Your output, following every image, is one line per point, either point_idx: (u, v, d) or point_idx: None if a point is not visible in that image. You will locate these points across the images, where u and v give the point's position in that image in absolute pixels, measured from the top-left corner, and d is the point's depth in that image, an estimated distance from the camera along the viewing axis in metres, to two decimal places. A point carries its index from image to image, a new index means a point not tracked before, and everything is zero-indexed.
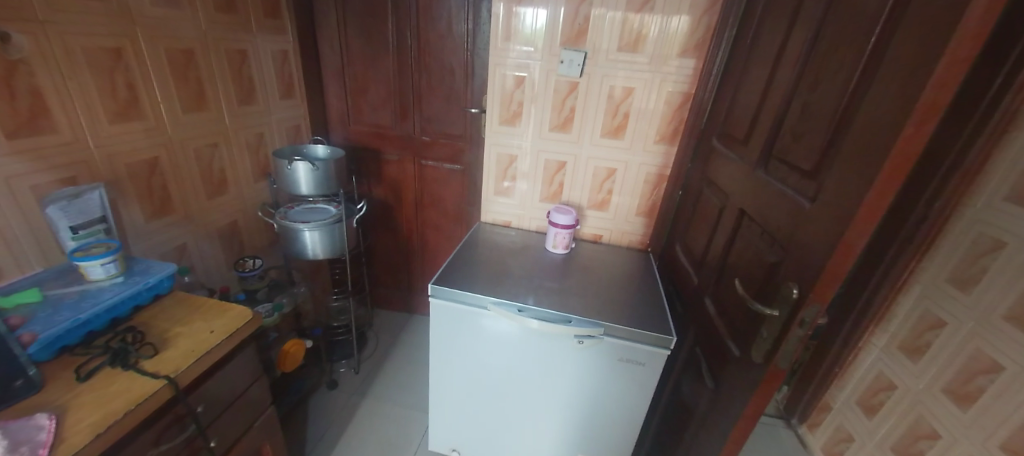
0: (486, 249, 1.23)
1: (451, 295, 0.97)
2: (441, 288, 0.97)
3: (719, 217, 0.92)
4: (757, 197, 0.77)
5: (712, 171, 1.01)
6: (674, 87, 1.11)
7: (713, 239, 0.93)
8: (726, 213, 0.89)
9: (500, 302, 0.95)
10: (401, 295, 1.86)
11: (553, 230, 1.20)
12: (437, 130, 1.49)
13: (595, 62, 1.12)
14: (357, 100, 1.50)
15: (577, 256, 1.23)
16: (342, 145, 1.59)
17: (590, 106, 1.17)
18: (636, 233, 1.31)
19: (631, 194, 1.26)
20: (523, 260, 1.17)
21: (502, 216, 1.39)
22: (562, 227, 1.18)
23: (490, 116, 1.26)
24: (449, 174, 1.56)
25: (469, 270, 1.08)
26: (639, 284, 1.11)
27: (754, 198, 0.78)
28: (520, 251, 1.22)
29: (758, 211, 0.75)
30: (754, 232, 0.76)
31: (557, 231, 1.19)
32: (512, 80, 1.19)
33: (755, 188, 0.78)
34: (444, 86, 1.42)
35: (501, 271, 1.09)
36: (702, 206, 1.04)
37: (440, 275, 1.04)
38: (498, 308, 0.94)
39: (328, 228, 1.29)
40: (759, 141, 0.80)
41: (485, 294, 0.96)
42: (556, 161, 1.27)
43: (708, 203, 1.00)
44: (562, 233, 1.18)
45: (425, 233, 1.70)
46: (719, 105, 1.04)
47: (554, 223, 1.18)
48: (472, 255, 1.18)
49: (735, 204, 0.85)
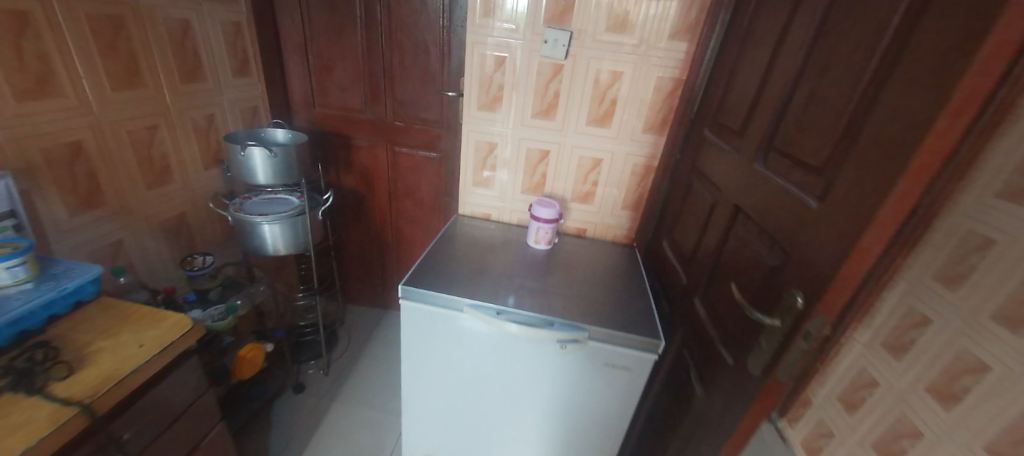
0: (464, 244, 1.15)
1: (424, 297, 0.89)
2: (413, 290, 0.89)
3: (711, 213, 0.87)
4: (754, 193, 0.71)
5: (703, 163, 0.95)
6: (665, 73, 1.04)
7: (704, 237, 0.88)
8: (719, 209, 0.83)
9: (477, 304, 0.87)
10: (375, 290, 1.76)
11: (535, 224, 1.12)
12: (410, 115, 1.38)
13: (581, 43, 1.04)
14: (323, 80, 1.37)
15: (560, 252, 1.16)
16: (306, 129, 1.46)
17: (575, 91, 1.09)
18: (621, 227, 1.25)
19: (617, 186, 1.19)
20: (503, 257, 1.09)
21: (481, 209, 1.31)
22: (545, 222, 1.10)
23: (468, 100, 1.16)
24: (425, 163, 1.46)
25: (445, 269, 1.00)
26: (624, 281, 1.06)
27: (751, 196, 0.72)
28: (500, 246, 1.15)
29: (756, 209, 0.69)
30: (751, 232, 0.71)
31: (540, 226, 1.11)
32: (492, 62, 1.10)
33: (753, 183, 0.72)
34: (419, 67, 1.30)
35: (479, 269, 1.01)
36: (692, 200, 0.98)
37: (412, 274, 0.96)
38: (475, 311, 0.86)
39: (290, 222, 1.18)
40: (756, 132, 0.74)
41: (462, 296, 0.89)
42: (539, 151, 1.18)
43: (699, 197, 0.95)
44: (545, 228, 1.11)
45: (399, 225, 1.60)
46: (712, 92, 0.98)
47: (537, 217, 1.10)
48: (449, 251, 1.09)
49: (729, 199, 0.80)
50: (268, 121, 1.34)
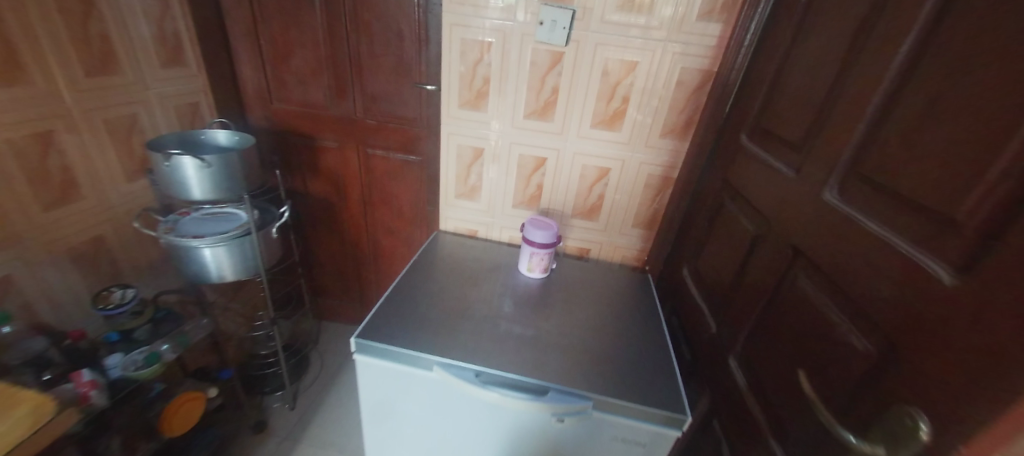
0: (443, 271, 0.95)
1: (384, 353, 0.70)
2: (370, 344, 0.70)
3: (754, 247, 0.67)
4: (828, 237, 0.51)
5: (740, 179, 0.75)
6: (692, 63, 0.83)
7: (743, 277, 0.69)
8: (767, 246, 0.64)
9: (450, 364, 0.69)
10: (353, 307, 1.58)
11: (527, 249, 0.92)
12: (383, 112, 1.18)
13: (585, 25, 0.82)
14: (279, 70, 1.16)
15: (558, 281, 0.97)
16: (263, 128, 1.25)
17: (578, 86, 0.88)
18: (631, 247, 1.06)
19: (627, 200, 0.99)
20: (489, 289, 0.90)
21: (467, 225, 1.12)
22: (540, 247, 0.90)
23: (447, 97, 0.96)
24: (403, 167, 1.25)
25: (417, 310, 0.81)
26: (636, 321, 0.87)
27: (820, 238, 0.52)
28: (487, 274, 0.96)
29: (830, 259, 0.50)
30: (820, 289, 0.52)
31: (534, 251, 0.91)
32: (475, 49, 0.89)
33: (825, 219, 0.52)
34: (390, 55, 1.09)
35: (459, 309, 0.82)
36: (723, 225, 0.79)
37: (373, 319, 0.77)
38: (447, 373, 0.68)
39: (235, 243, 0.99)
40: (828, 149, 0.54)
41: (434, 352, 0.70)
42: (534, 158, 0.98)
43: (732, 224, 0.76)
44: (540, 254, 0.92)
45: (377, 237, 1.41)
46: (751, 89, 0.77)
47: (531, 242, 0.91)
48: (424, 282, 0.90)
49: (782, 236, 0.60)
50: (213, 120, 1.14)
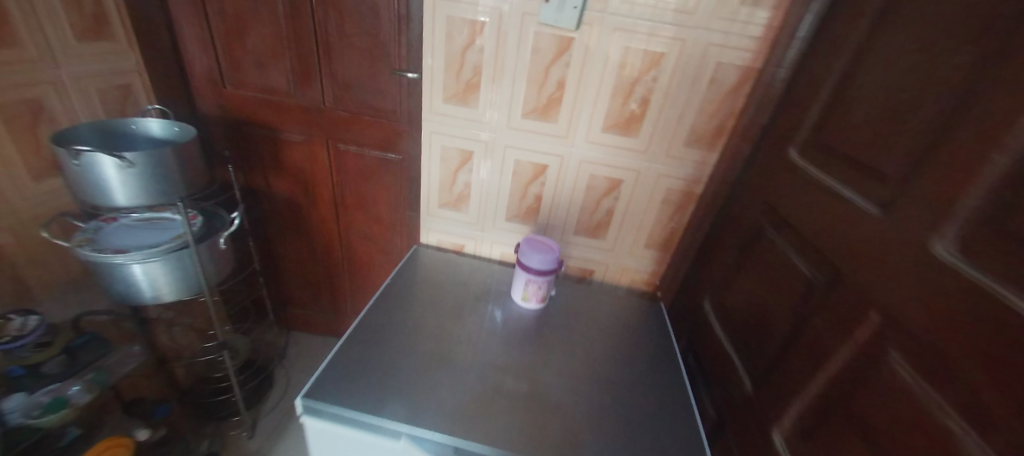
0: (424, 297, 0.80)
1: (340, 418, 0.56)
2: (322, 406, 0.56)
3: (811, 297, 0.53)
4: (943, 309, 0.37)
5: (788, 205, 0.61)
6: (731, 58, 0.68)
7: (797, 332, 0.55)
8: (834, 302, 0.50)
9: (421, 436, 0.54)
10: (325, 318, 1.42)
11: (522, 276, 0.78)
12: (357, 101, 1.00)
13: (602, 5, 0.66)
14: (232, 48, 0.98)
15: (558, 313, 0.82)
16: (216, 116, 1.06)
17: (589, 81, 0.73)
18: (641, 269, 0.92)
19: (640, 218, 0.85)
20: (477, 323, 0.75)
21: (452, 239, 0.96)
22: (538, 275, 0.76)
23: (430, 89, 0.79)
24: (380, 166, 1.09)
25: (387, 353, 0.65)
26: (651, 367, 0.73)
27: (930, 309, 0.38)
28: (474, 304, 0.80)
29: (949, 343, 0.36)
30: (923, 379, 0.37)
31: (530, 279, 0.77)
32: (465, 31, 0.72)
33: (935, 283, 0.38)
34: (364, 35, 0.91)
35: (438, 353, 0.67)
36: (762, 263, 0.65)
37: (330, 367, 0.62)
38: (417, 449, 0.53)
39: (172, 257, 0.82)
40: (941, 186, 0.39)
41: (402, 418, 0.55)
42: (533, 165, 0.83)
43: (778, 262, 0.61)
44: (538, 283, 0.77)
45: (351, 243, 1.24)
46: (803, 92, 0.62)
47: (527, 268, 0.76)
48: (400, 313, 0.74)
49: (863, 291, 0.46)
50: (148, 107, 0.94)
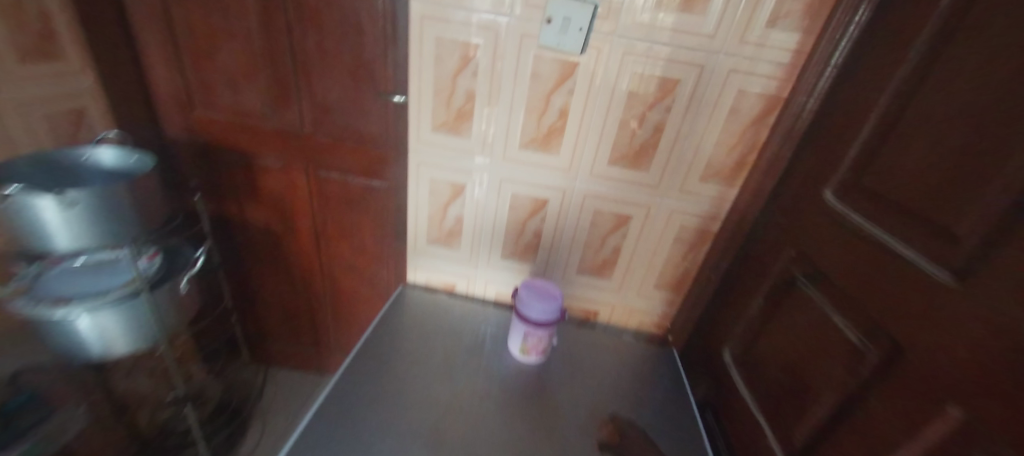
0: (410, 356, 0.73)
1: None
2: None
3: (861, 374, 0.45)
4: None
5: (825, 256, 0.54)
6: (754, 85, 0.60)
7: (846, 415, 0.46)
8: (894, 385, 0.41)
9: None
10: (307, 353, 1.32)
11: (521, 328, 0.70)
12: (339, 126, 0.92)
13: (611, 28, 0.59)
14: (201, 68, 0.89)
15: (563, 371, 0.74)
16: (185, 140, 0.97)
17: (595, 110, 0.65)
18: (651, 309, 0.84)
19: (650, 256, 0.77)
20: (467, 387, 0.69)
21: (443, 277, 0.88)
22: (539, 327, 0.68)
23: (416, 117, 0.71)
24: (364, 193, 1.00)
25: (364, 429, 0.59)
26: (660, 434, 0.66)
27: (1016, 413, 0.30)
28: (464, 362, 0.74)
29: None
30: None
31: (530, 331, 0.69)
32: (456, 54, 0.64)
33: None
34: (346, 55, 0.83)
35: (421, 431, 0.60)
36: (795, 321, 0.57)
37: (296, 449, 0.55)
38: None
39: (124, 307, 0.73)
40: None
41: None
42: (531, 199, 0.75)
43: (815, 324, 0.54)
44: (538, 336, 0.69)
45: (333, 275, 1.15)
46: (838, 126, 0.55)
47: (526, 319, 0.69)
48: (383, 376, 0.69)
49: (932, 380, 0.38)
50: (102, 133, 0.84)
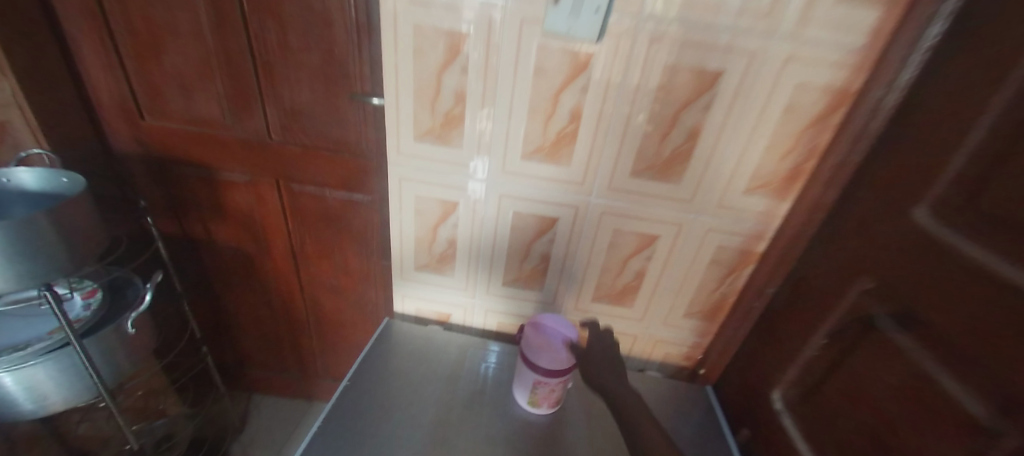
0: (394, 412, 0.62)
1: None
2: None
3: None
4: None
5: (914, 294, 0.42)
6: (817, 77, 0.48)
7: None
8: None
9: None
10: (293, 379, 1.21)
11: (530, 376, 0.60)
12: (311, 133, 0.79)
13: (636, 7, 0.46)
14: (146, 70, 0.76)
15: (583, 435, 0.62)
16: (136, 154, 0.85)
17: (615, 112, 0.53)
18: (681, 338, 0.73)
19: (680, 281, 0.66)
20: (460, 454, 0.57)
21: (435, 307, 0.76)
22: (552, 376, 0.59)
23: (394, 124, 0.58)
24: (346, 209, 0.88)
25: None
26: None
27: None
28: (457, 418, 0.62)
29: None
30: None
31: (541, 380, 0.59)
32: (440, 46, 0.52)
33: None
34: (314, 50, 0.70)
35: None
36: (872, 373, 0.45)
37: None
38: None
39: (54, 359, 0.61)
40: None
41: None
42: (537, 218, 0.63)
43: (905, 384, 0.41)
44: (550, 385, 0.60)
45: (316, 297, 1.03)
46: (930, 127, 0.43)
47: (537, 366, 0.59)
48: (360, 443, 0.57)
49: None
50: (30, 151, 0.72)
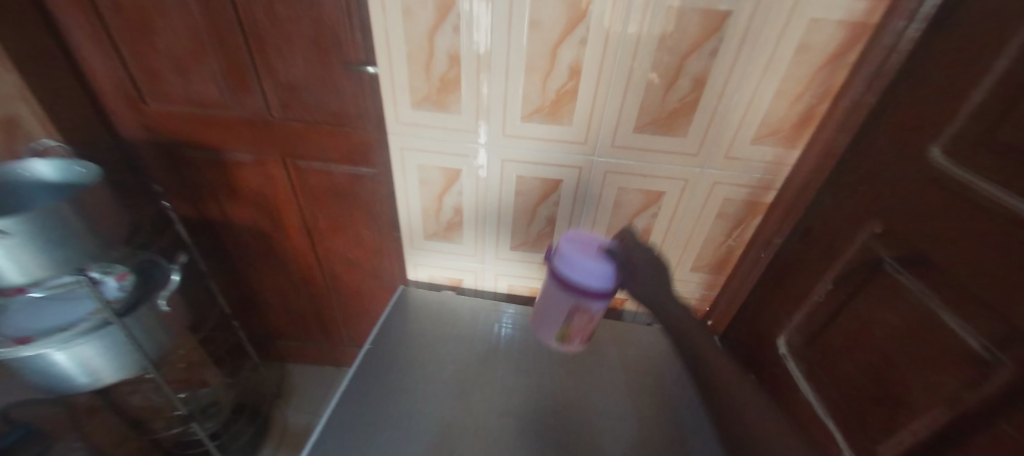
0: (421, 362, 0.66)
1: None
2: None
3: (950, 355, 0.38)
4: None
5: (925, 234, 0.42)
6: (832, 11, 0.45)
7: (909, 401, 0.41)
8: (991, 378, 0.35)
9: None
10: (320, 348, 1.28)
11: (568, 304, 0.58)
12: (310, 107, 0.78)
13: None
14: (140, 53, 0.75)
15: (593, 366, 0.68)
16: (143, 139, 0.86)
17: (616, 62, 0.50)
18: (688, 294, 0.74)
19: (686, 237, 0.66)
20: (485, 399, 0.61)
21: (446, 274, 0.78)
22: (596, 306, 0.56)
23: (390, 93, 0.57)
24: (353, 183, 0.89)
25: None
26: (705, 454, 0.56)
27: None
28: (479, 367, 0.66)
29: None
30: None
31: (578, 307, 0.57)
32: (430, 5, 0.50)
33: None
34: (304, 20, 0.68)
35: (440, 420, 0.58)
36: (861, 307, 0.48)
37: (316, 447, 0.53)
38: None
39: (99, 337, 0.66)
40: None
41: None
42: (540, 181, 0.62)
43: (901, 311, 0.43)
44: (588, 312, 0.58)
45: (334, 271, 1.07)
46: (956, 58, 0.40)
47: (581, 296, 0.55)
48: (396, 374, 0.64)
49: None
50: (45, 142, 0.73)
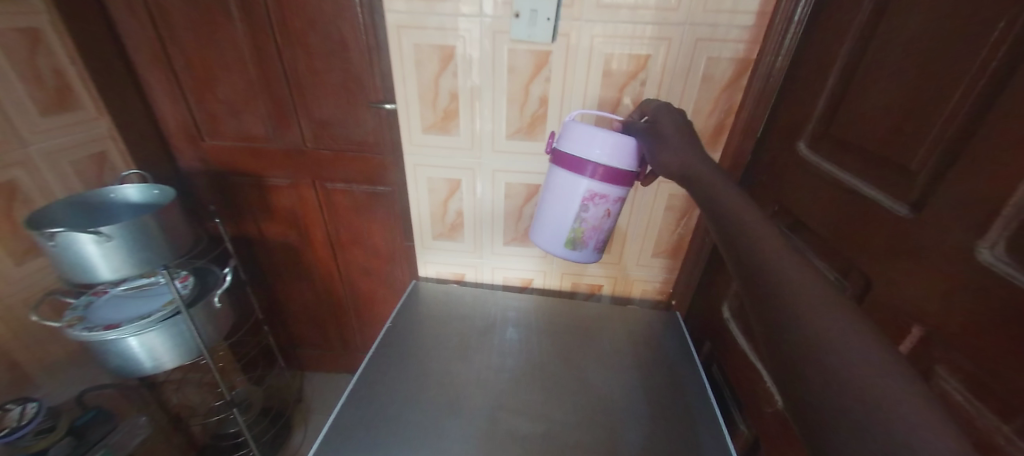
0: (435, 318, 0.84)
1: (376, 412, 0.64)
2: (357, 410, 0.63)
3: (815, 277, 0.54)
4: (987, 321, 0.34)
5: (801, 205, 0.57)
6: (722, 52, 0.63)
7: None
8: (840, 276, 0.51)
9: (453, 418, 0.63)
10: (337, 355, 1.40)
11: (582, 185, 0.60)
12: (338, 138, 0.97)
13: (576, 12, 0.62)
14: (204, 100, 0.94)
15: (573, 315, 0.86)
16: (198, 169, 1.04)
17: (573, 92, 0.68)
18: (654, 278, 0.89)
19: (645, 227, 0.81)
20: (487, 339, 0.79)
21: (451, 270, 0.93)
22: (611, 182, 0.59)
23: (406, 122, 0.75)
24: (371, 200, 1.05)
25: (410, 418, 0.63)
26: (657, 371, 0.73)
27: (975, 339, 0.35)
28: (481, 318, 0.84)
29: (991, 353, 0.33)
30: (980, 402, 0.34)
31: (593, 191, 0.60)
32: (436, 57, 0.68)
33: (947, 280, 0.37)
34: (336, 71, 0.87)
35: (454, 351, 0.76)
36: None
37: (362, 377, 0.70)
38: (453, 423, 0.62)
39: (166, 327, 0.80)
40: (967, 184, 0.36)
41: (424, 425, 0.62)
42: (525, 186, 0.79)
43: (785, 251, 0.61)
44: (602, 196, 0.61)
45: (353, 280, 1.21)
46: (808, 82, 0.57)
47: (596, 165, 0.58)
48: (417, 325, 0.82)
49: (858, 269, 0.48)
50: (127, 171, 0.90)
